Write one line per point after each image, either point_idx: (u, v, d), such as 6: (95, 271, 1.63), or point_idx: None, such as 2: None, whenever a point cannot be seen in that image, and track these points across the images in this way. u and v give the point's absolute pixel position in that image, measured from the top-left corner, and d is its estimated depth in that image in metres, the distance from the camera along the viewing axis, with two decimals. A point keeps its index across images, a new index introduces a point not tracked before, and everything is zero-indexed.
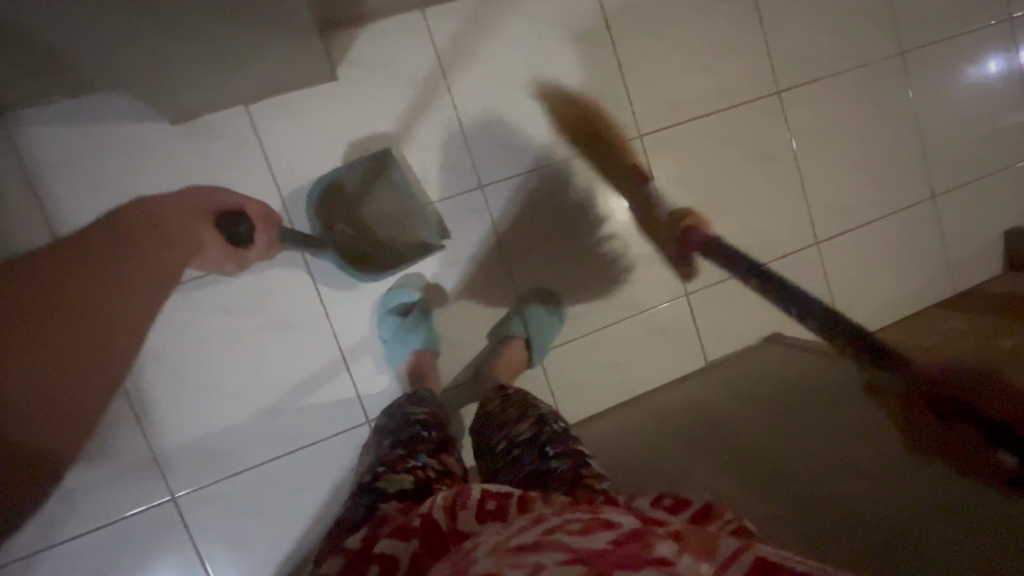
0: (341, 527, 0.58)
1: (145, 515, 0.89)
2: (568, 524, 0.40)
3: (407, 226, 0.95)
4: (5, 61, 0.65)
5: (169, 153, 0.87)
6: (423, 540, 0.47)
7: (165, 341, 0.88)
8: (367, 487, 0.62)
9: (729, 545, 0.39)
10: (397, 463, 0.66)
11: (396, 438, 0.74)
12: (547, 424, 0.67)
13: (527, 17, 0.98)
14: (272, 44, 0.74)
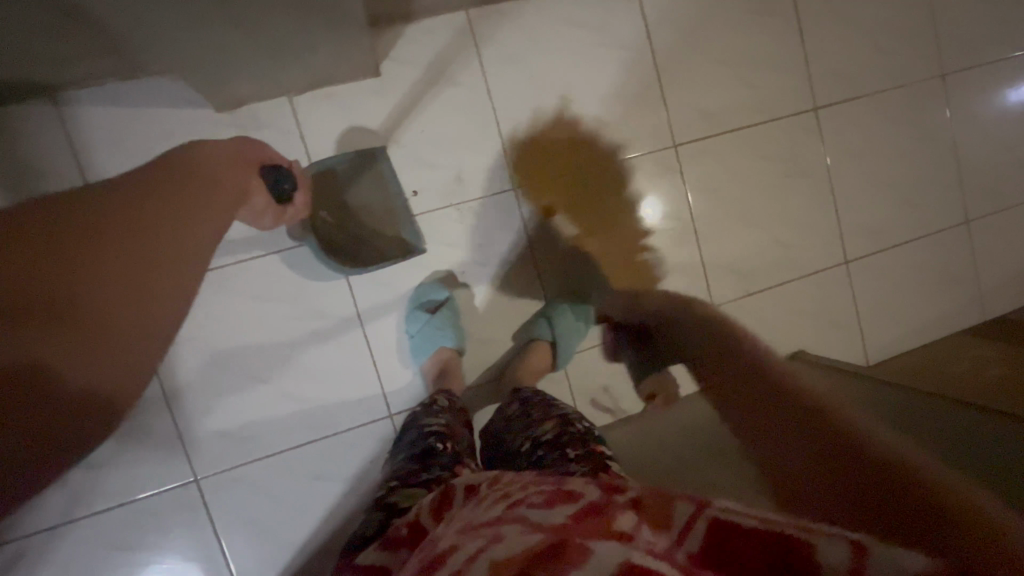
0: (354, 545, 0.55)
1: (167, 496, 0.90)
2: (534, 497, 0.43)
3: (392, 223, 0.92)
4: (68, 41, 0.67)
5: (213, 139, 0.88)
6: (411, 542, 0.48)
7: (197, 325, 0.89)
8: (381, 502, 0.59)
9: (682, 511, 0.40)
10: (411, 475, 0.62)
11: (410, 446, 0.70)
12: (570, 424, 0.63)
13: (570, 21, 0.99)
14: (325, 37, 0.76)
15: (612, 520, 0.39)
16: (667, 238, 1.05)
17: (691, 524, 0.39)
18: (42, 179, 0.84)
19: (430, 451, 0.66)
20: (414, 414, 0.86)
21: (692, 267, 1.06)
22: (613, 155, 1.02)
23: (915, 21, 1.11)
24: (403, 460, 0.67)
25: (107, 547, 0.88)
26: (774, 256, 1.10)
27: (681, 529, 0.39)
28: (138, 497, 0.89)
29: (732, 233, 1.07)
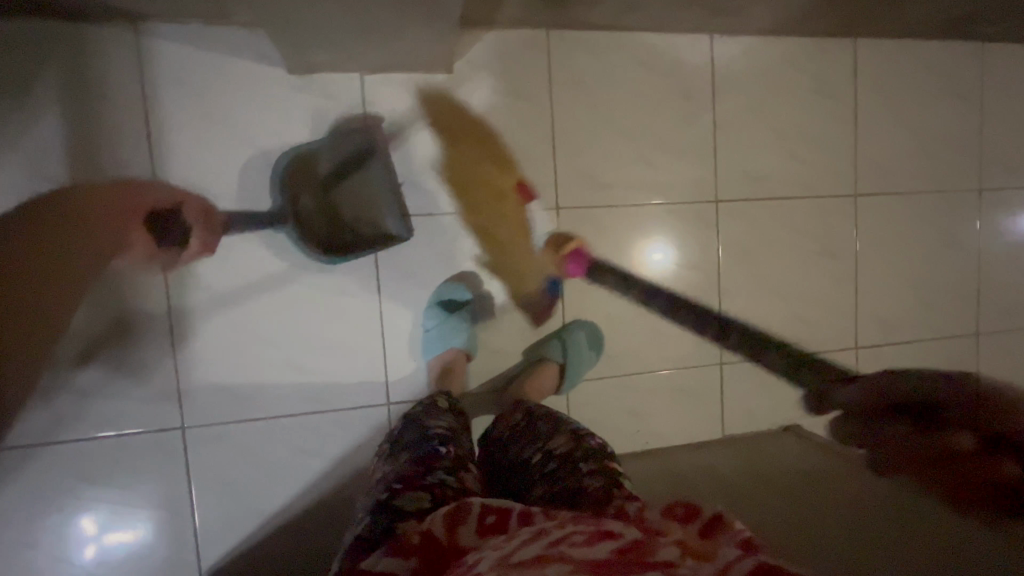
0: (354, 549, 0.52)
1: (150, 437, 0.88)
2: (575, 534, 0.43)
3: (372, 211, 0.93)
4: None
5: (277, 97, 0.89)
6: (424, 557, 0.46)
7: (221, 275, 0.89)
8: (382, 504, 0.56)
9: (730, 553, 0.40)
10: (414, 476, 0.60)
11: (412, 447, 0.68)
12: (583, 440, 0.63)
13: (642, 61, 1.01)
14: (413, 27, 0.78)
15: (655, 554, 0.40)
16: (691, 288, 1.06)
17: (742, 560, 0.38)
18: (101, 100, 0.84)
19: (434, 454, 0.64)
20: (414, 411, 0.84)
21: (708, 321, 1.07)
22: (654, 196, 1.04)
23: (962, 131, 1.15)
24: (404, 461, 0.65)
25: (76, 478, 0.86)
26: (789, 328, 1.11)
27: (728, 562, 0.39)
28: (120, 433, 0.87)
29: (752, 296, 1.09)
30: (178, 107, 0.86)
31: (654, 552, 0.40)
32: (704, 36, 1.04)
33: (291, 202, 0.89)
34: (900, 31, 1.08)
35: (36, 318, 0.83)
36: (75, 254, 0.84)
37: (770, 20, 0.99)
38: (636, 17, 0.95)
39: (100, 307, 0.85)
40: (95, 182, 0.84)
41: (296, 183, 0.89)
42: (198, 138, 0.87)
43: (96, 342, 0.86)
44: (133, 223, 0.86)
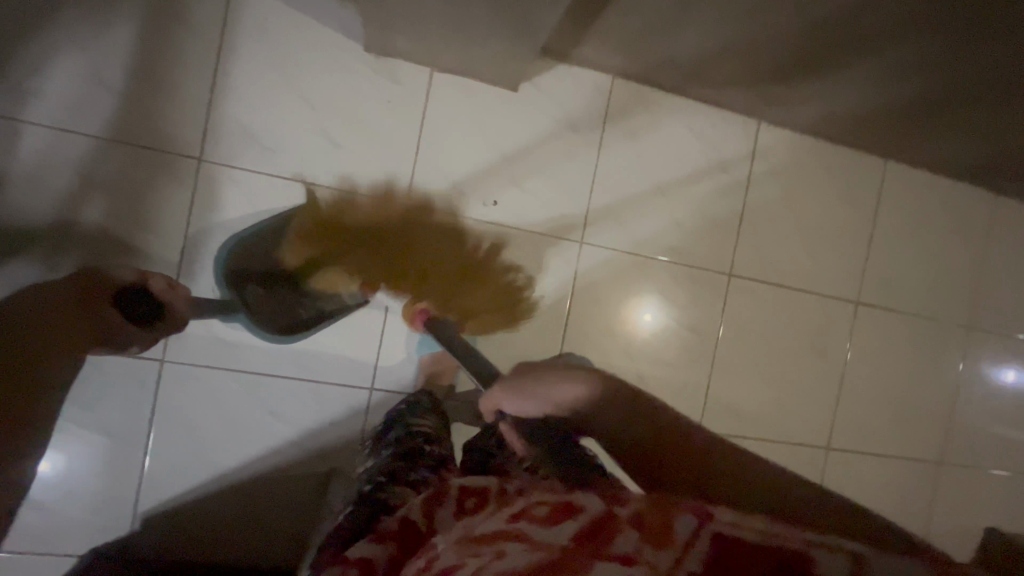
0: (338, 542, 0.52)
1: (126, 363, 0.86)
2: (540, 508, 0.41)
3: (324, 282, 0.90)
4: None
5: (347, 68, 0.91)
6: (402, 541, 0.46)
7: (244, 220, 0.89)
8: (365, 499, 0.55)
9: (686, 526, 0.35)
10: (397, 474, 0.59)
11: (397, 443, 0.66)
12: (575, 450, 0.64)
13: (693, 129, 1.07)
14: (497, 39, 0.82)
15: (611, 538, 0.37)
16: (687, 350, 1.09)
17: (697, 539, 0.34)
18: (179, 24, 0.85)
19: (417, 452, 0.63)
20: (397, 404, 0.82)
21: (696, 385, 1.09)
22: (674, 255, 1.07)
23: (964, 270, 1.22)
24: (387, 456, 0.63)
25: None
26: (770, 413, 1.13)
27: (683, 548, 0.34)
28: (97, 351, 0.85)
29: (741, 373, 1.12)
30: (251, 52, 0.88)
31: (611, 537, 0.37)
32: (754, 121, 1.10)
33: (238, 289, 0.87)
34: (928, 164, 1.15)
35: (52, 214, 0.82)
36: (109, 163, 0.84)
37: (817, 123, 1.05)
38: (699, 86, 1.00)
39: (116, 221, 0.85)
40: (150, 99, 0.85)
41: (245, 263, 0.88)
42: (262, 85, 0.88)
43: (103, 254, 0.84)
44: (175, 148, 0.86)
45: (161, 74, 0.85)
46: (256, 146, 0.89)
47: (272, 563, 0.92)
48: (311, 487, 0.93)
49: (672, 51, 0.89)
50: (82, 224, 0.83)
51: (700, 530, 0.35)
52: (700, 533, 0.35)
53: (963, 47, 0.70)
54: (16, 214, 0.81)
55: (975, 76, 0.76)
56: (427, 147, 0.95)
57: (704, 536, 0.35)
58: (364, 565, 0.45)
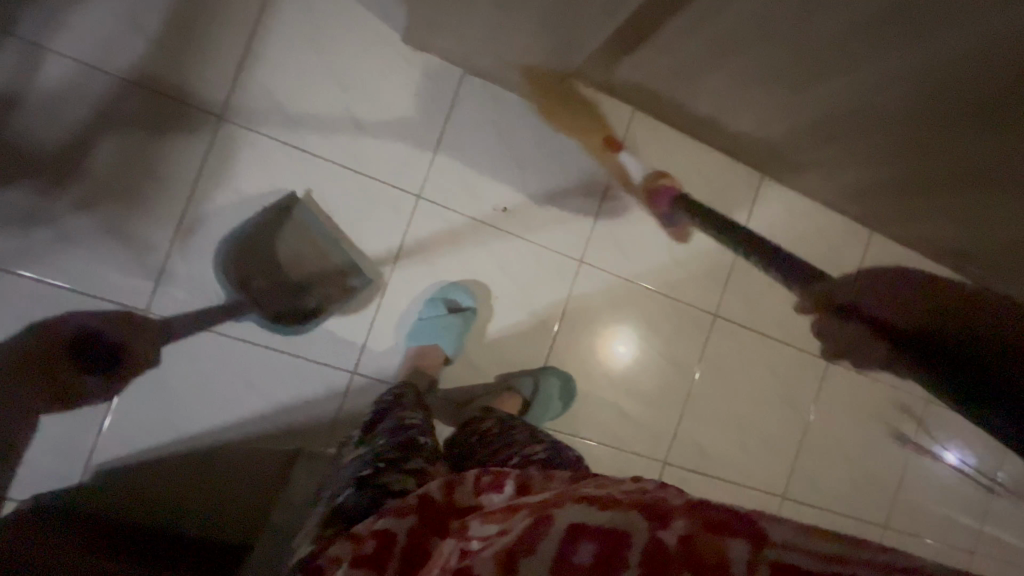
0: (338, 521, 0.50)
1: (107, 308, 0.84)
2: (586, 548, 0.36)
3: (320, 277, 0.91)
4: None
5: (383, 55, 0.93)
6: (421, 515, 0.44)
7: (254, 185, 0.89)
8: (366, 480, 0.53)
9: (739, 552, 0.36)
10: (396, 461, 0.56)
11: (392, 429, 0.64)
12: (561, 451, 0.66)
13: (700, 172, 1.12)
14: (535, 53, 0.85)
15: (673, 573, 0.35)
16: (666, 382, 1.12)
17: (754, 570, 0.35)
18: None
19: (415, 441, 0.61)
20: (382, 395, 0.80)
21: (669, 419, 1.12)
22: (667, 289, 1.11)
23: None
24: (382, 441, 0.61)
25: (13, 317, 0.81)
26: (734, 454, 1.17)
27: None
28: (81, 291, 0.83)
29: (714, 413, 1.15)
30: (293, 24, 0.89)
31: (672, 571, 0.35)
32: (759, 174, 1.15)
33: (241, 287, 0.87)
34: (910, 242, 1.23)
35: (60, 148, 0.81)
36: (129, 107, 0.83)
37: (817, 186, 1.11)
38: (713, 133, 1.05)
39: (125, 165, 0.83)
40: (183, 50, 0.85)
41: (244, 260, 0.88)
42: (298, 58, 0.89)
43: (104, 196, 0.83)
44: (199, 104, 0.86)
45: (199, 28, 0.85)
46: (281, 115, 0.89)
47: (219, 539, 0.89)
48: (275, 466, 0.91)
49: (697, 95, 0.94)
50: (89, 162, 0.82)
51: (752, 555, 0.36)
52: (756, 561, 0.35)
53: (961, 137, 0.76)
54: (23, 140, 0.80)
55: (968, 167, 0.82)
56: (447, 145, 0.97)
57: (761, 566, 0.35)
58: (382, 542, 0.43)
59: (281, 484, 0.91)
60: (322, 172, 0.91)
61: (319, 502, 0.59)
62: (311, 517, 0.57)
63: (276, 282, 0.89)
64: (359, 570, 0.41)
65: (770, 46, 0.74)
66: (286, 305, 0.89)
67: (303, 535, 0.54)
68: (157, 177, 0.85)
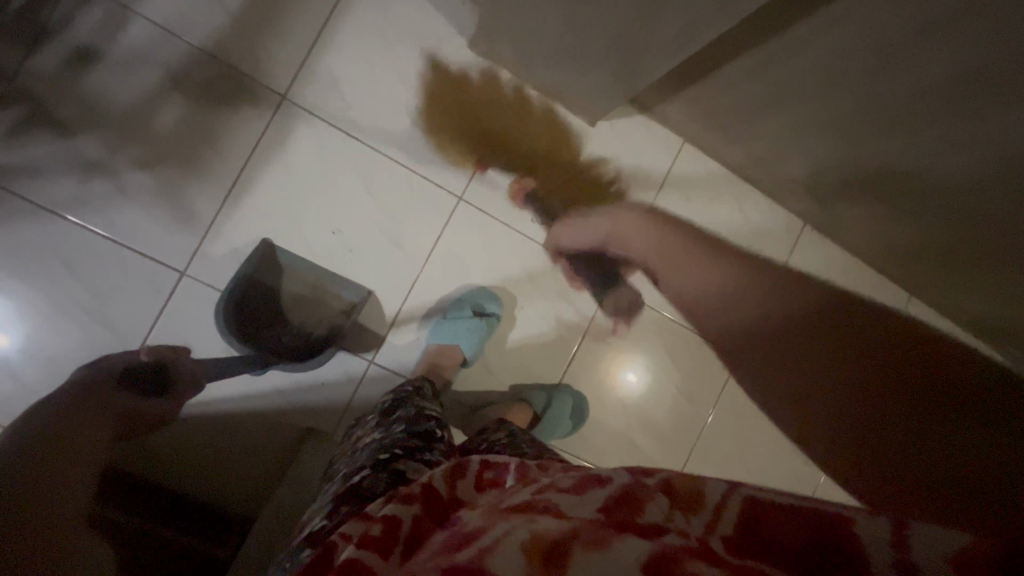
0: (352, 500, 0.49)
1: (149, 264, 0.86)
2: (570, 480, 0.35)
3: (324, 317, 0.94)
4: None
5: (445, 57, 0.95)
6: (427, 503, 0.42)
7: (304, 164, 0.91)
8: (382, 464, 0.53)
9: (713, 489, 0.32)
10: (412, 451, 0.55)
11: (409, 417, 0.63)
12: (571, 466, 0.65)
13: (742, 212, 1.10)
14: (595, 71, 0.85)
15: (642, 508, 0.31)
16: (677, 417, 1.10)
17: (724, 507, 0.31)
18: None
19: (431, 434, 0.61)
20: (394, 389, 0.79)
21: (676, 455, 1.10)
22: (692, 325, 1.09)
23: None
24: (398, 428, 0.61)
25: (59, 261, 0.83)
26: None
27: (714, 514, 0.31)
28: (126, 244, 0.85)
29: (722, 457, 1.12)
30: (364, 18, 0.91)
31: (641, 508, 0.31)
32: (800, 222, 1.14)
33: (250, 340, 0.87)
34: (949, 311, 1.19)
35: (129, 105, 0.84)
36: (198, 76, 0.86)
37: (860, 241, 1.09)
38: (762, 175, 1.04)
39: (187, 131, 0.86)
40: (256, 29, 0.88)
41: (245, 313, 0.88)
42: (362, 50, 0.92)
43: (163, 156, 0.86)
44: (264, 81, 0.88)
45: (276, 10, 0.88)
46: (340, 102, 0.91)
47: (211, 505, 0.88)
48: (284, 440, 0.92)
49: (750, 134, 0.93)
50: (153, 124, 0.85)
51: (727, 496, 0.31)
52: (730, 496, 0.31)
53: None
54: (96, 95, 0.83)
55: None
56: (495, 151, 0.98)
57: (733, 499, 0.31)
58: (388, 527, 0.40)
59: (286, 459, 0.91)
60: (370, 161, 0.93)
61: (333, 481, 0.59)
62: (324, 494, 0.57)
63: (282, 326, 0.91)
64: (365, 550, 0.38)
65: (836, 96, 0.73)
66: (295, 347, 0.90)
67: (314, 513, 0.54)
68: (215, 145, 0.87)
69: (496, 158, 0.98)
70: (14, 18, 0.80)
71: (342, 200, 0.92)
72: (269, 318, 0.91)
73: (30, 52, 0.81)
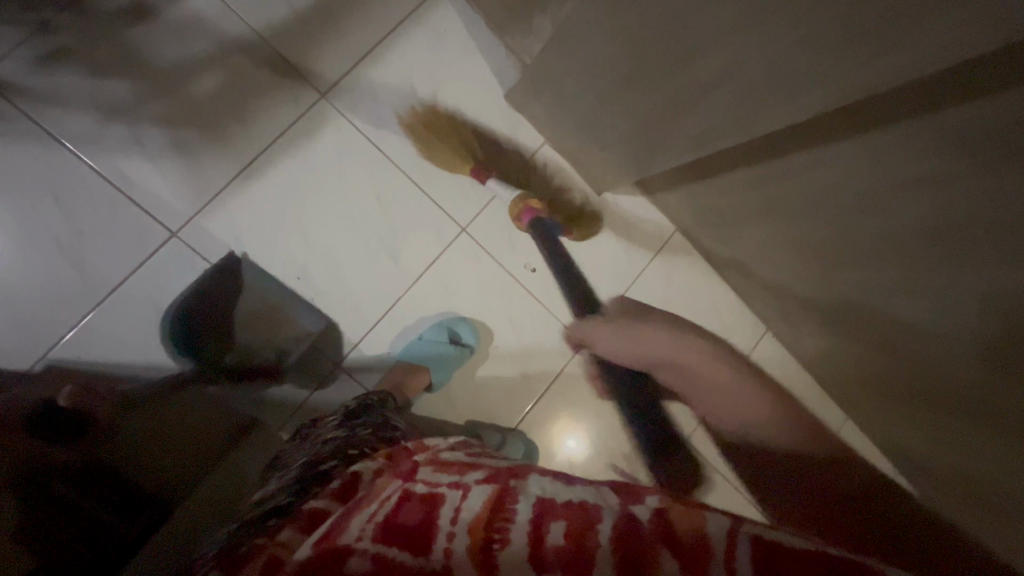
0: (318, 484, 0.50)
1: (140, 217, 0.85)
2: (557, 529, 0.38)
3: (274, 343, 0.89)
4: None
5: (482, 101, 1.02)
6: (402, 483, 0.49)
7: (325, 160, 0.93)
8: (352, 460, 0.54)
9: (716, 525, 0.35)
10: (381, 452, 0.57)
11: (374, 423, 0.64)
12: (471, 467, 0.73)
13: (714, 305, 1.19)
14: (614, 148, 0.93)
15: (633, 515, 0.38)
16: None
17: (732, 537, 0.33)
18: None
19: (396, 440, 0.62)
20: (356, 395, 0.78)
21: None
22: None
23: None
24: (366, 430, 0.62)
25: (49, 191, 0.81)
26: None
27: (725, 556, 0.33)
28: (121, 190, 0.84)
29: None
30: (416, 46, 0.98)
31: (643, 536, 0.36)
32: (762, 327, 1.23)
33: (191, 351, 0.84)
34: (878, 440, 1.28)
35: (171, 63, 0.86)
36: (249, 56, 0.89)
37: (812, 356, 1.18)
38: (738, 275, 1.14)
39: (220, 102, 0.88)
40: (315, 30, 0.93)
41: (192, 327, 0.84)
42: (408, 73, 0.97)
43: (188, 119, 0.87)
44: (310, 77, 0.92)
45: (338, 20, 0.94)
46: (374, 114, 0.96)
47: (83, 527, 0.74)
48: (222, 429, 0.86)
49: (736, 237, 1.02)
50: (190, 87, 0.87)
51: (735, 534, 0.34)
52: (736, 535, 0.34)
53: (959, 361, 0.82)
54: (140, 46, 0.84)
55: (954, 391, 0.88)
56: (506, 195, 1.04)
57: (741, 534, 0.34)
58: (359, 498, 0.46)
59: (217, 451, 0.85)
60: (388, 174, 0.96)
61: (292, 466, 0.58)
62: (282, 477, 0.56)
63: (226, 344, 0.86)
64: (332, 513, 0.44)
65: (818, 221, 0.82)
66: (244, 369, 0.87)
67: (272, 493, 0.53)
68: (243, 122, 0.89)
69: (508, 201, 1.04)
70: None
71: (351, 202, 0.94)
72: (216, 334, 0.86)
73: None
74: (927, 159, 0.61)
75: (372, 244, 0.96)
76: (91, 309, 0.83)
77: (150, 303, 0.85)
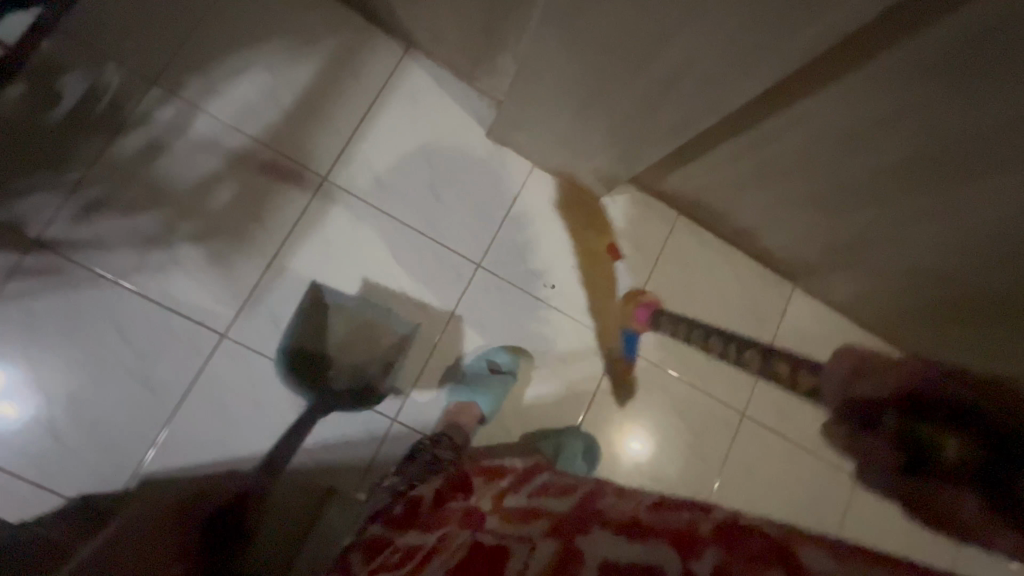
0: None
1: (191, 328, 0.93)
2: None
3: (376, 351, 1.00)
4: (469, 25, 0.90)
5: (467, 144, 1.08)
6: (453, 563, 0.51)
7: (339, 235, 1.01)
8: None
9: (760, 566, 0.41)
10: None
11: None
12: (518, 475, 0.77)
13: (736, 276, 1.20)
14: (599, 155, 0.98)
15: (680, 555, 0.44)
16: (690, 474, 1.12)
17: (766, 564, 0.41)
18: (352, 77, 1.04)
19: None
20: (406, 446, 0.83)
21: None
22: (698, 380, 1.15)
23: None
24: None
25: (112, 326, 0.90)
26: None
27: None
28: (170, 308, 0.92)
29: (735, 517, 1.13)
30: (397, 112, 1.06)
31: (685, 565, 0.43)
32: (791, 285, 1.23)
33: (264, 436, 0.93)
34: None
35: (189, 186, 0.95)
36: (253, 162, 0.98)
37: (847, 301, 1.17)
38: (751, 242, 1.15)
39: (237, 208, 0.97)
40: (305, 124, 1.01)
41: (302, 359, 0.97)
42: (395, 138, 1.05)
43: (214, 231, 0.95)
44: (310, 165, 1.01)
45: (323, 110, 1.02)
46: (374, 182, 1.03)
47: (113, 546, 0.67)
48: (308, 498, 0.94)
49: (739, 207, 1.04)
50: (209, 204, 0.96)
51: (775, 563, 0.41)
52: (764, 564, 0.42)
53: (993, 270, 0.82)
54: (160, 179, 0.94)
55: (998, 299, 0.87)
56: (510, 223, 1.09)
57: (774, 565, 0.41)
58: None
59: (309, 516, 0.93)
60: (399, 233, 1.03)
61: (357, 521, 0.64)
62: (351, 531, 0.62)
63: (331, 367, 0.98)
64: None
65: (811, 174, 0.84)
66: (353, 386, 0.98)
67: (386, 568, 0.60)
68: (261, 221, 0.98)
69: (513, 228, 1.09)
70: (101, 114, 0.93)
71: (372, 267, 1.01)
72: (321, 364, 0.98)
73: (110, 143, 0.93)
74: (896, 94, 0.63)
75: (399, 301, 1.02)
76: (167, 420, 0.91)
77: (217, 403, 0.93)
